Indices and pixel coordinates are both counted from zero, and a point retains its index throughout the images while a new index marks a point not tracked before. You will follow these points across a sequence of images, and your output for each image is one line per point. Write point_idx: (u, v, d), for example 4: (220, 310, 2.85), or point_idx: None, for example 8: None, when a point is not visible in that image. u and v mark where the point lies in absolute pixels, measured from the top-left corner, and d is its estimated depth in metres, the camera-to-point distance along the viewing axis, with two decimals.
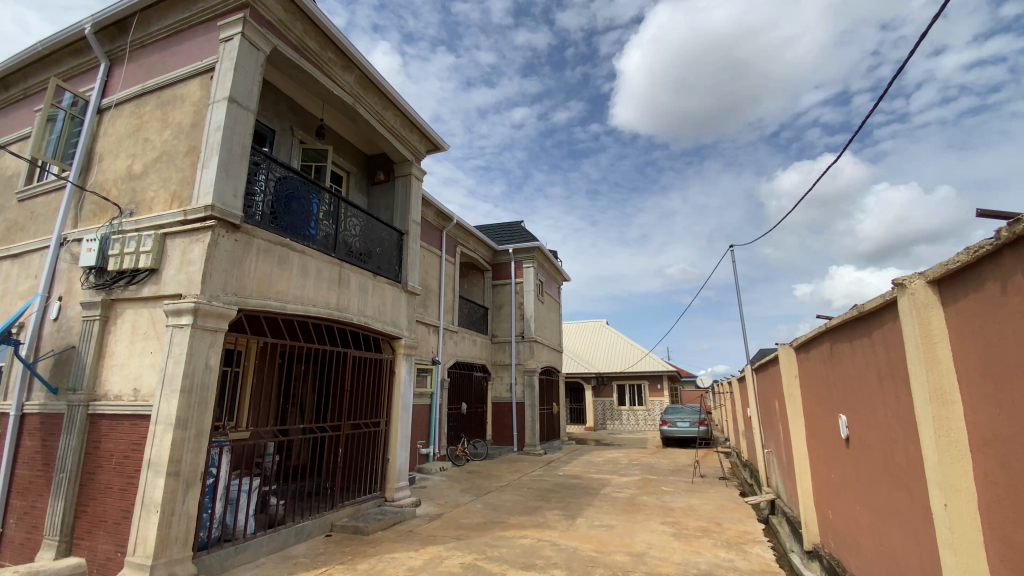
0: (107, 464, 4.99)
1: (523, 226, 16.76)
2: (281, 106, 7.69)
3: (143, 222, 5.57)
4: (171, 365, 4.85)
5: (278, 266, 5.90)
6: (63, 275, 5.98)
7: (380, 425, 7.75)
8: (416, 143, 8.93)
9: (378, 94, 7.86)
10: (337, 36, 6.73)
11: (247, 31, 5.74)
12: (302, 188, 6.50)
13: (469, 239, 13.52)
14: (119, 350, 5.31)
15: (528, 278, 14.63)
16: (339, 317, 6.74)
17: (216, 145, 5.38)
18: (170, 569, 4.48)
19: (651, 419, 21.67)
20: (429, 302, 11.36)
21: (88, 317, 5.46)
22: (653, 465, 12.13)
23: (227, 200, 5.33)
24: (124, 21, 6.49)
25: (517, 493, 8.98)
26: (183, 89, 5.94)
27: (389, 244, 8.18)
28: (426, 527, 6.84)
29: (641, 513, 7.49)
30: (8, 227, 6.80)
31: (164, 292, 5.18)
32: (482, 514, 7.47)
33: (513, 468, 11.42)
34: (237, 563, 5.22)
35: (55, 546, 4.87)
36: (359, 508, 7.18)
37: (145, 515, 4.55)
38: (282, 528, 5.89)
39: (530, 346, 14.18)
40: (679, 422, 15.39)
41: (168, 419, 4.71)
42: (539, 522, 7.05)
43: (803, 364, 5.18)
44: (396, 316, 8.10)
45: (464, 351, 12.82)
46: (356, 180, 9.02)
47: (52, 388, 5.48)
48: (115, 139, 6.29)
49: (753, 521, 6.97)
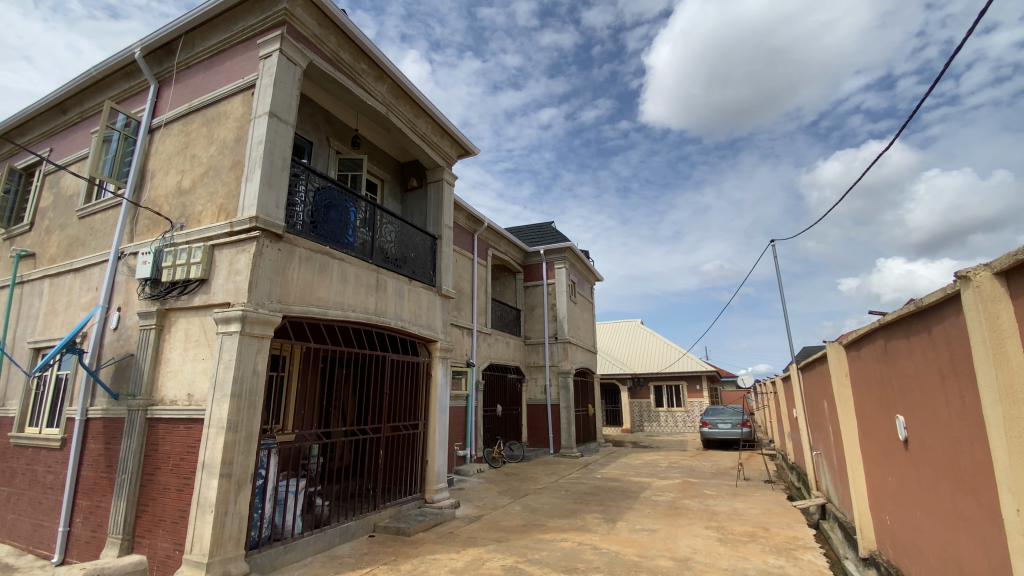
0: (165, 465, 5.24)
1: (554, 227, 16.68)
2: (318, 118, 7.90)
3: (193, 235, 5.84)
4: (222, 371, 5.06)
5: (319, 273, 6.07)
6: (121, 286, 6.33)
7: (419, 427, 7.86)
8: (447, 148, 9.05)
9: (409, 102, 8.00)
10: (370, 47, 6.89)
11: (284, 47, 5.95)
12: (339, 197, 6.67)
13: (500, 241, 13.57)
14: (174, 357, 5.58)
15: (560, 279, 14.54)
16: (377, 321, 6.87)
17: (258, 158, 5.59)
18: (224, 567, 4.67)
19: (690, 420, 21.17)
20: (462, 305, 11.46)
21: (145, 326, 5.76)
22: (694, 467, 11.83)
23: (269, 210, 5.53)
24: (171, 44, 6.84)
25: (555, 496, 8.93)
26: (227, 107, 6.20)
27: (423, 249, 8.31)
28: (466, 529, 6.88)
29: (683, 517, 7.32)
30: (71, 243, 7.25)
31: (214, 301, 5.41)
32: (521, 517, 7.45)
33: (550, 470, 11.37)
34: (286, 561, 5.39)
35: (119, 544, 5.15)
36: (401, 509, 7.28)
37: (201, 514, 4.76)
38: (328, 528, 6.04)
39: (564, 348, 14.09)
40: (720, 424, 14.96)
41: (219, 423, 4.92)
42: (579, 525, 6.99)
43: (855, 362, 4.94)
44: (432, 320, 8.20)
45: (498, 353, 12.87)
46: (390, 187, 9.19)
47: (113, 393, 5.81)
48: (165, 157, 6.63)
49: (803, 526, 6.70)
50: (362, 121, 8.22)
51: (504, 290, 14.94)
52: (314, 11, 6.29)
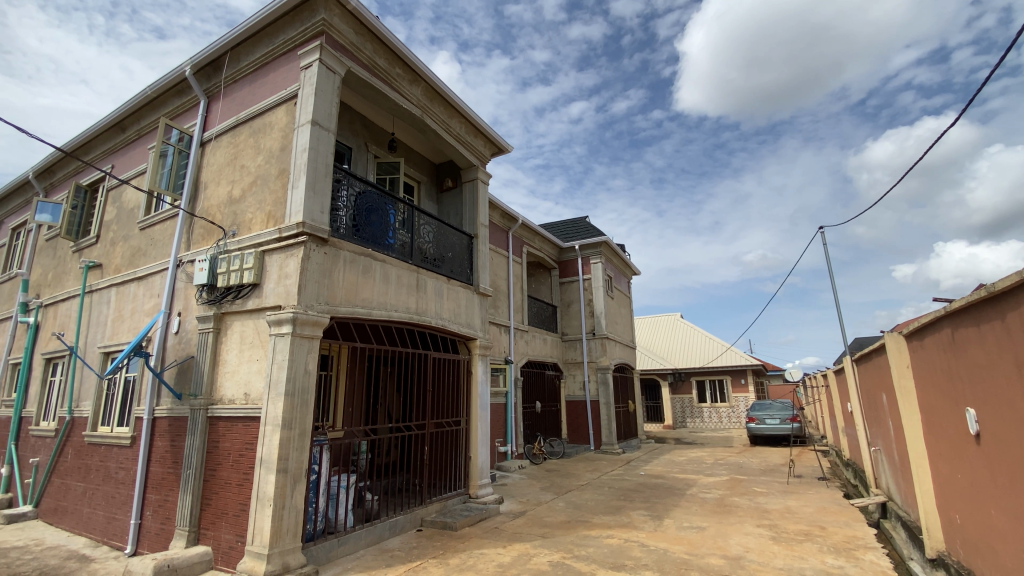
0: (226, 461, 5.53)
1: (588, 221, 16.52)
2: (356, 124, 8.11)
3: (245, 242, 6.12)
4: (276, 371, 5.28)
5: (362, 274, 6.25)
6: (180, 293, 6.70)
7: (461, 423, 7.97)
8: (481, 147, 9.13)
9: (443, 103, 8.11)
10: (404, 51, 7.01)
11: (324, 57, 6.13)
12: (379, 201, 6.83)
13: (534, 238, 13.55)
14: (230, 359, 5.87)
15: (596, 273, 14.36)
16: (419, 320, 7.01)
17: (303, 166, 5.79)
18: (284, 558, 4.89)
19: (735, 416, 20.56)
20: (499, 302, 11.53)
21: (204, 329, 6.08)
22: (741, 464, 11.50)
23: (315, 216, 5.72)
24: (218, 60, 7.17)
25: (599, 492, 8.87)
26: (272, 117, 6.45)
27: (460, 248, 8.40)
28: (511, 524, 6.93)
29: (733, 515, 7.12)
30: (134, 253, 7.74)
31: (266, 304, 5.66)
32: (566, 513, 7.44)
33: (592, 467, 11.29)
34: (340, 553, 5.59)
35: (186, 535, 5.46)
36: (446, 504, 7.41)
37: (260, 508, 5.00)
38: (378, 522, 6.22)
39: (602, 343, 13.93)
40: (767, 420, 14.43)
41: (275, 421, 5.14)
42: (625, 521, 6.93)
43: (918, 353, 4.67)
44: (471, 317, 8.28)
45: (535, 350, 12.89)
46: (427, 189, 9.33)
47: (176, 393, 6.16)
48: (216, 169, 6.96)
49: (862, 525, 6.39)
50: (398, 125, 8.38)
51: (539, 287, 14.93)
52: (351, 20, 6.45)
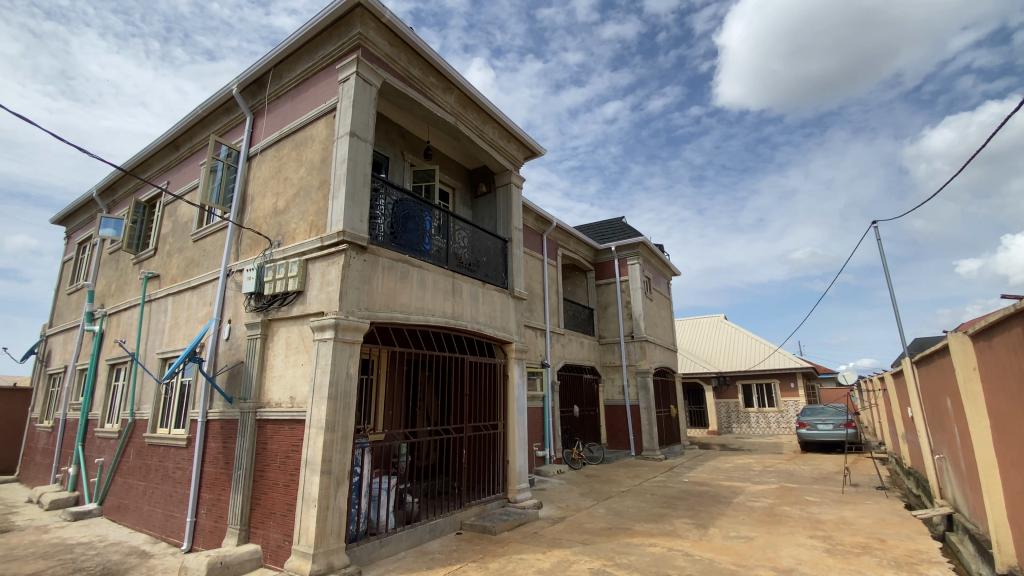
0: (273, 462, 5.73)
1: (624, 222, 16.26)
2: (393, 133, 8.29)
3: (289, 251, 6.35)
4: (319, 375, 5.44)
5: (400, 280, 6.36)
6: (230, 301, 7.02)
7: (498, 427, 7.97)
8: (514, 151, 9.15)
9: (476, 109, 8.18)
10: (437, 60, 7.12)
11: (360, 70, 6.29)
12: (415, 208, 6.95)
13: (569, 240, 13.45)
14: (277, 363, 6.09)
15: (633, 275, 14.07)
16: (456, 324, 7.07)
17: (342, 177, 5.96)
18: (328, 558, 5.01)
19: (784, 421, 19.71)
20: (534, 306, 11.50)
21: (252, 335, 6.35)
22: (792, 472, 10.97)
23: (354, 225, 5.88)
24: (262, 78, 7.51)
25: (641, 499, 8.66)
26: (312, 131, 6.68)
27: (494, 252, 8.43)
28: (551, 530, 6.86)
29: (784, 526, 6.79)
30: (188, 264, 8.18)
31: (310, 311, 5.84)
32: (607, 520, 7.30)
33: (632, 473, 11.05)
34: (382, 554, 5.69)
35: (238, 533, 5.70)
36: (485, 508, 7.42)
37: (306, 508, 5.15)
38: (418, 524, 6.28)
39: (642, 347, 13.63)
40: (819, 425, 13.72)
41: (319, 423, 5.29)
42: (668, 530, 6.73)
43: (985, 354, 4.32)
44: (506, 321, 8.29)
45: (572, 354, 12.77)
46: (461, 195, 9.42)
47: (228, 397, 6.45)
48: (262, 182, 7.27)
49: (925, 538, 5.97)
50: (432, 132, 8.51)
51: (575, 289, 14.79)
52: (385, 32, 6.60)
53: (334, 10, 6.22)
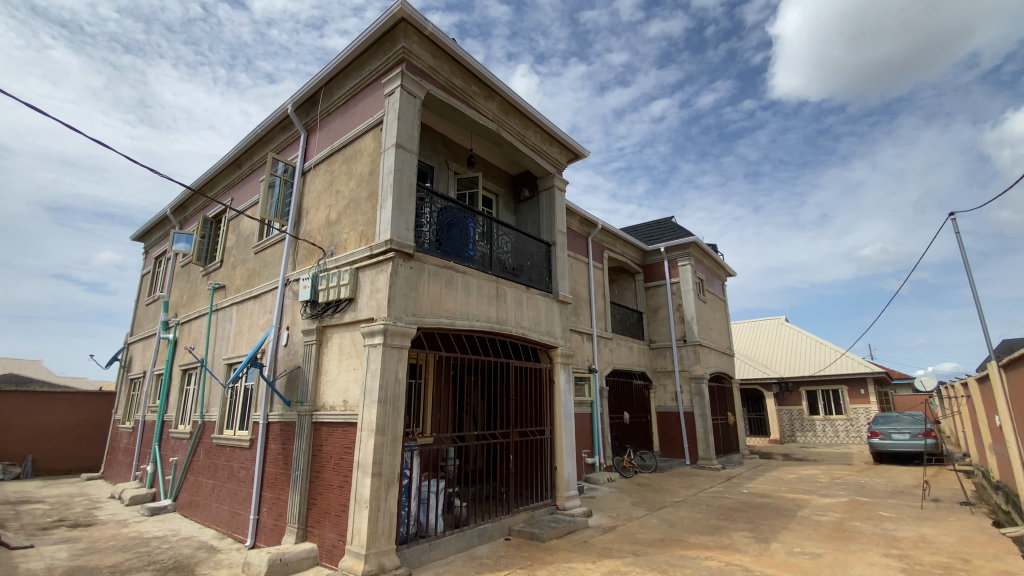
0: (328, 463, 5.94)
1: (674, 222, 15.78)
2: (437, 143, 8.44)
3: (341, 260, 6.59)
4: (370, 379, 5.59)
5: (445, 286, 6.45)
6: (288, 308, 7.38)
7: (545, 433, 7.89)
8: (557, 155, 9.11)
9: (518, 114, 8.20)
10: (479, 69, 7.21)
11: (405, 83, 6.46)
12: (459, 215, 7.04)
13: (616, 242, 13.20)
14: (331, 368, 6.32)
15: (685, 277, 13.59)
16: (500, 329, 7.08)
17: (389, 187, 6.14)
18: (380, 559, 5.11)
19: (854, 429, 18.41)
20: (581, 310, 11.36)
21: (308, 341, 6.63)
22: (864, 484, 10.17)
23: (401, 233, 6.02)
24: (314, 96, 7.88)
25: (696, 510, 8.28)
26: (361, 144, 6.93)
27: (539, 257, 8.39)
28: (601, 539, 6.70)
29: (854, 542, 6.30)
30: (250, 274, 8.67)
31: (360, 317, 6.03)
32: (660, 531, 7.05)
33: (687, 483, 10.61)
34: (432, 557, 5.74)
35: (297, 531, 5.94)
36: (533, 514, 7.34)
37: (358, 509, 5.29)
38: (467, 529, 6.31)
39: (695, 351, 13.10)
40: (894, 435, 12.64)
41: (370, 426, 5.43)
42: (725, 543, 6.40)
43: None
44: (552, 326, 8.22)
45: (621, 359, 12.49)
46: (505, 201, 9.46)
47: (286, 400, 6.75)
48: (315, 195, 7.61)
49: (1017, 560, 5.35)
50: (475, 140, 8.61)
51: (623, 292, 14.48)
52: (428, 45, 6.75)
53: (380, 26, 6.43)
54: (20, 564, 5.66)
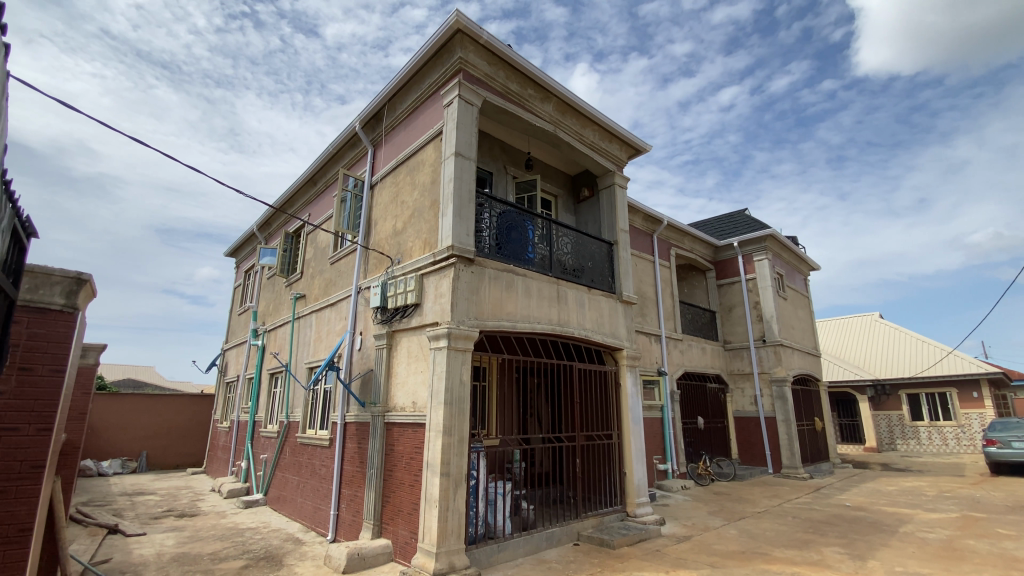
0: (400, 463, 6.18)
1: (748, 215, 14.91)
2: (495, 149, 8.55)
3: (407, 268, 6.86)
4: (436, 382, 5.76)
5: (506, 289, 6.51)
6: (361, 315, 7.78)
7: (613, 437, 7.69)
8: (617, 151, 8.93)
9: (576, 113, 8.13)
10: (534, 72, 7.24)
11: (462, 92, 6.62)
12: (519, 218, 7.09)
13: (683, 239, 12.70)
14: (400, 371, 6.58)
15: (761, 272, 12.78)
16: (563, 331, 7.02)
17: (450, 195, 6.31)
18: (450, 557, 5.23)
19: (967, 438, 16.40)
20: (647, 310, 11.02)
21: (379, 345, 6.94)
22: (980, 499, 9.00)
23: (462, 239, 6.17)
24: (379, 112, 8.28)
25: (781, 523, 7.70)
26: (422, 156, 7.19)
27: (600, 257, 8.24)
28: (674, 549, 6.42)
29: (967, 563, 5.58)
30: (328, 283, 9.24)
31: (426, 321, 6.23)
32: (739, 542, 6.64)
33: (770, 493, 9.91)
34: (500, 559, 5.77)
35: (372, 528, 6.22)
36: (603, 520, 7.17)
37: (428, 508, 5.44)
38: (535, 532, 6.28)
39: (776, 352, 12.24)
40: (1014, 443, 11.08)
41: (437, 427, 5.59)
42: (814, 559, 5.90)
43: None
44: (616, 327, 8.03)
45: (693, 361, 11.95)
46: (564, 202, 9.39)
47: (361, 402, 7.10)
48: (383, 206, 7.98)
49: None
50: (533, 143, 8.63)
51: (693, 291, 13.86)
52: (484, 53, 6.88)
53: (437, 40, 6.64)
54: (135, 550, 6.37)
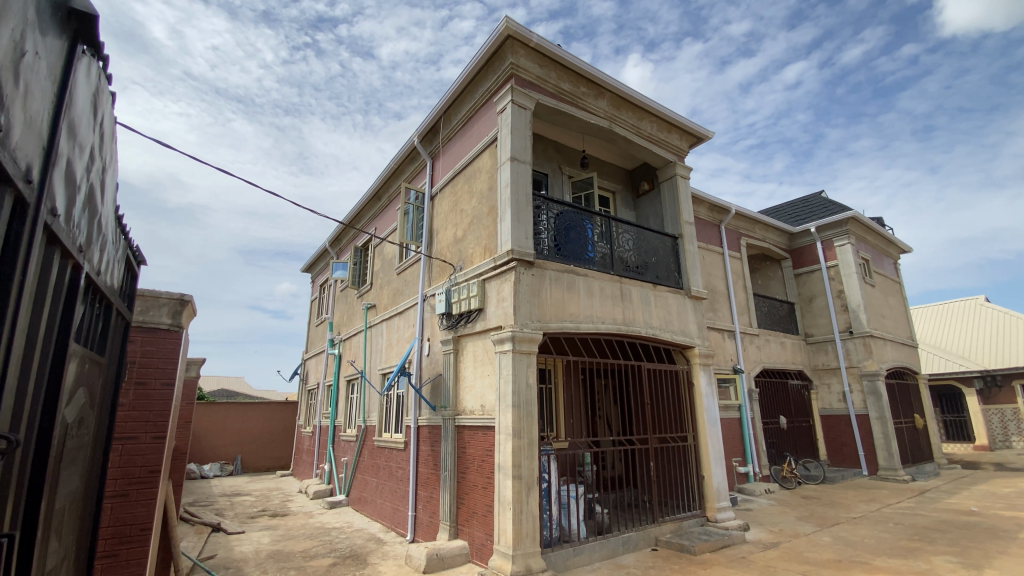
0: (472, 465, 6.27)
1: (825, 197, 13.86)
2: (549, 150, 8.51)
3: (469, 274, 6.97)
4: (504, 385, 5.80)
5: (568, 290, 6.45)
6: (427, 321, 8.01)
7: (688, 439, 7.38)
8: (677, 141, 8.63)
9: (631, 107, 7.94)
10: (586, 69, 7.15)
11: (515, 97, 6.66)
12: (577, 218, 7.01)
13: (755, 228, 12.03)
14: (467, 375, 6.70)
15: (844, 258, 11.81)
16: (629, 331, 6.84)
17: (507, 199, 6.36)
18: (527, 560, 5.23)
19: None
20: (718, 305, 10.52)
21: (447, 351, 7.11)
22: None
23: (521, 243, 6.19)
24: (435, 125, 8.52)
25: (882, 529, 7.03)
26: (478, 163, 7.30)
27: (664, 251, 7.96)
28: (761, 556, 6.05)
29: None
30: (396, 293, 9.61)
31: (490, 326, 6.30)
32: (834, 550, 6.14)
33: (866, 497, 9.09)
34: (577, 562, 5.71)
35: (449, 529, 6.36)
36: (682, 525, 6.89)
37: (503, 511, 5.48)
38: (610, 536, 6.15)
39: (866, 344, 11.26)
40: None
41: (507, 430, 5.63)
42: (922, 569, 5.36)
43: None
44: (685, 324, 7.72)
45: (771, 357, 11.27)
46: (623, 197, 9.17)
47: (432, 405, 7.30)
48: (444, 215, 8.17)
49: None
50: (588, 140, 8.52)
51: (768, 282, 13.05)
52: (534, 56, 6.89)
53: (488, 48, 6.74)
54: (236, 547, 6.93)
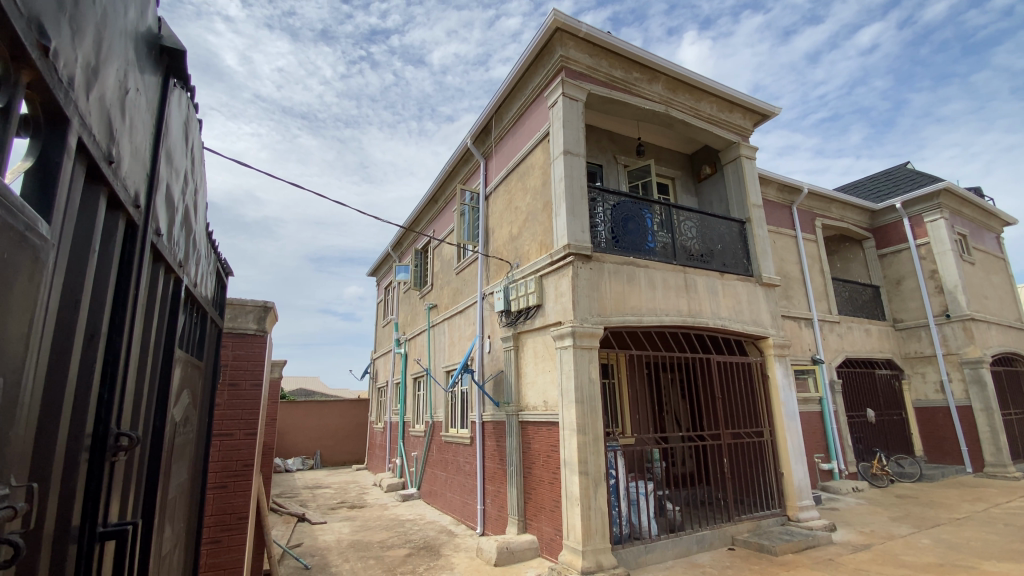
0: (538, 461, 6.30)
1: (912, 169, 12.64)
2: (603, 140, 8.34)
3: (526, 271, 6.98)
4: (566, 380, 5.78)
5: (628, 282, 6.32)
6: (487, 319, 8.12)
7: (764, 435, 7.01)
8: (739, 120, 8.19)
9: (688, 88, 7.62)
10: (638, 54, 6.95)
11: (566, 89, 6.58)
12: (635, 208, 6.84)
13: (830, 207, 11.19)
14: (529, 371, 6.72)
15: (937, 234, 10.71)
16: (694, 322, 6.58)
17: (562, 194, 6.31)
18: (597, 556, 5.19)
19: None
20: (792, 291, 9.89)
21: (507, 347, 7.17)
22: None
23: (578, 237, 6.13)
24: (487, 125, 8.62)
25: (991, 532, 6.34)
26: (531, 160, 7.30)
27: (730, 238, 7.58)
28: (851, 558, 5.63)
29: None
30: (456, 292, 9.81)
31: (549, 322, 6.29)
32: (935, 553, 5.62)
33: (972, 496, 8.23)
34: (650, 560, 5.59)
35: (518, 523, 6.44)
36: (760, 524, 6.56)
37: (570, 506, 5.46)
38: (683, 533, 5.97)
39: (966, 328, 10.16)
40: None
41: (571, 426, 5.61)
42: None
43: None
44: (756, 313, 7.32)
45: (855, 345, 10.44)
46: (683, 183, 8.84)
47: (495, 402, 7.41)
48: (499, 213, 8.24)
49: None
50: (643, 127, 8.28)
51: (848, 265, 12.09)
52: (585, 46, 6.79)
53: (537, 44, 6.71)
54: (320, 536, 7.40)
